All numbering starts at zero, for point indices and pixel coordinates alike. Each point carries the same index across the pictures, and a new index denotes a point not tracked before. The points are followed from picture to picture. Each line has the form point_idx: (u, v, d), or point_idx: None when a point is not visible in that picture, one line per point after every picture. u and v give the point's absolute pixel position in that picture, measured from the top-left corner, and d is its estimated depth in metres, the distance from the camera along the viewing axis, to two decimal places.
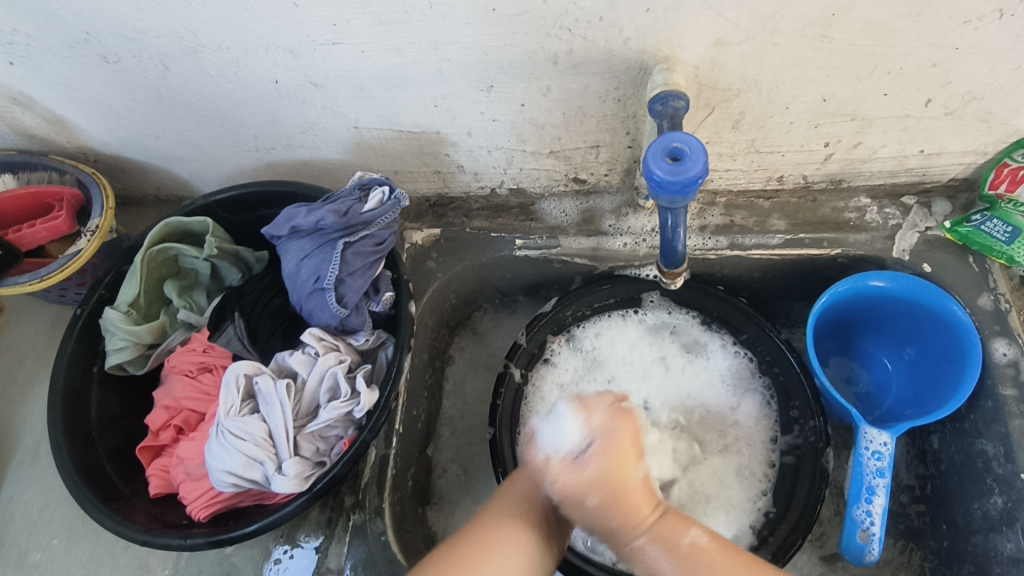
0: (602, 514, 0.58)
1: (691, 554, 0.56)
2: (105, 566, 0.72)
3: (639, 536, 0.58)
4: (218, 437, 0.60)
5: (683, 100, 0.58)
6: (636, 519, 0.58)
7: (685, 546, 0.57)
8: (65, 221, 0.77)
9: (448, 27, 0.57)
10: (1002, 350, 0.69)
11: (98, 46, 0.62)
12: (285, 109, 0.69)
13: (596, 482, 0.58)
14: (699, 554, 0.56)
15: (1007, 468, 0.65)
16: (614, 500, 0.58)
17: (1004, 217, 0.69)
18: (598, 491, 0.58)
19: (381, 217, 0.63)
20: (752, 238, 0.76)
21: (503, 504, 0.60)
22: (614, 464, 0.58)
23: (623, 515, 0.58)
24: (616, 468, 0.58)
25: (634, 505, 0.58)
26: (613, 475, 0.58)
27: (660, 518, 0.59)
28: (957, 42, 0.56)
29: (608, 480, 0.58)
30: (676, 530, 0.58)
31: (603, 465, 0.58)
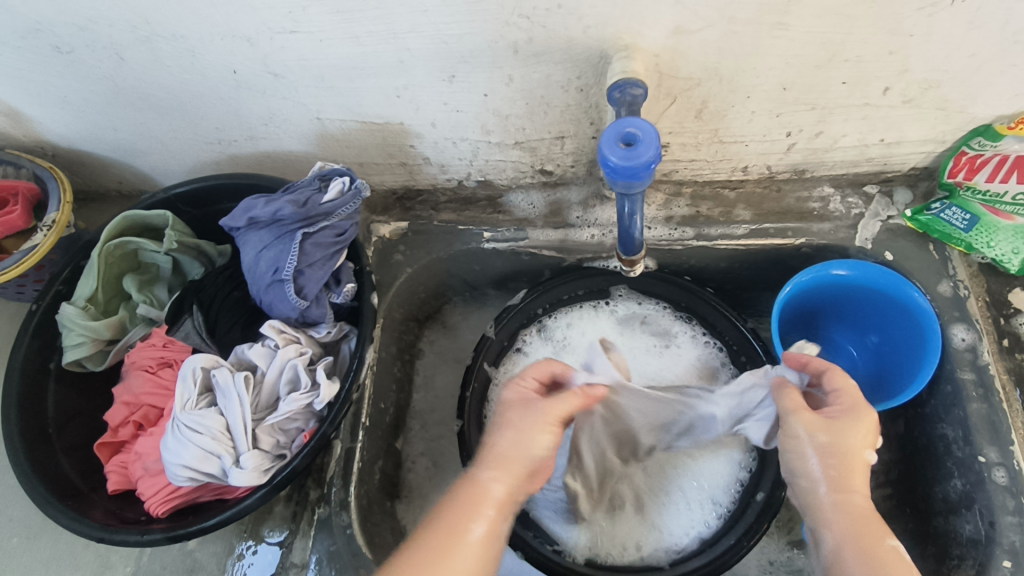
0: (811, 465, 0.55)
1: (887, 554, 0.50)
2: (65, 566, 0.71)
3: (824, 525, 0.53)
4: (174, 431, 0.59)
5: (642, 88, 0.58)
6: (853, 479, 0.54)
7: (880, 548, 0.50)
8: (19, 216, 0.75)
9: (406, 16, 0.56)
10: (961, 335, 0.70)
11: (49, 36, 0.61)
12: (245, 100, 0.68)
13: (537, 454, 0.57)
14: (882, 550, 0.50)
15: (966, 451, 0.66)
16: (842, 467, 0.54)
17: (963, 205, 0.70)
18: (832, 470, 0.54)
19: (342, 208, 0.62)
20: (718, 228, 0.77)
21: (454, 508, 0.53)
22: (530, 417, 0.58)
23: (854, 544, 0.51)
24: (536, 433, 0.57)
25: (856, 486, 0.53)
26: (846, 443, 0.54)
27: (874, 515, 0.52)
28: (912, 30, 0.56)
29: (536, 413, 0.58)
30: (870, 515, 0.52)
31: (835, 432, 0.55)
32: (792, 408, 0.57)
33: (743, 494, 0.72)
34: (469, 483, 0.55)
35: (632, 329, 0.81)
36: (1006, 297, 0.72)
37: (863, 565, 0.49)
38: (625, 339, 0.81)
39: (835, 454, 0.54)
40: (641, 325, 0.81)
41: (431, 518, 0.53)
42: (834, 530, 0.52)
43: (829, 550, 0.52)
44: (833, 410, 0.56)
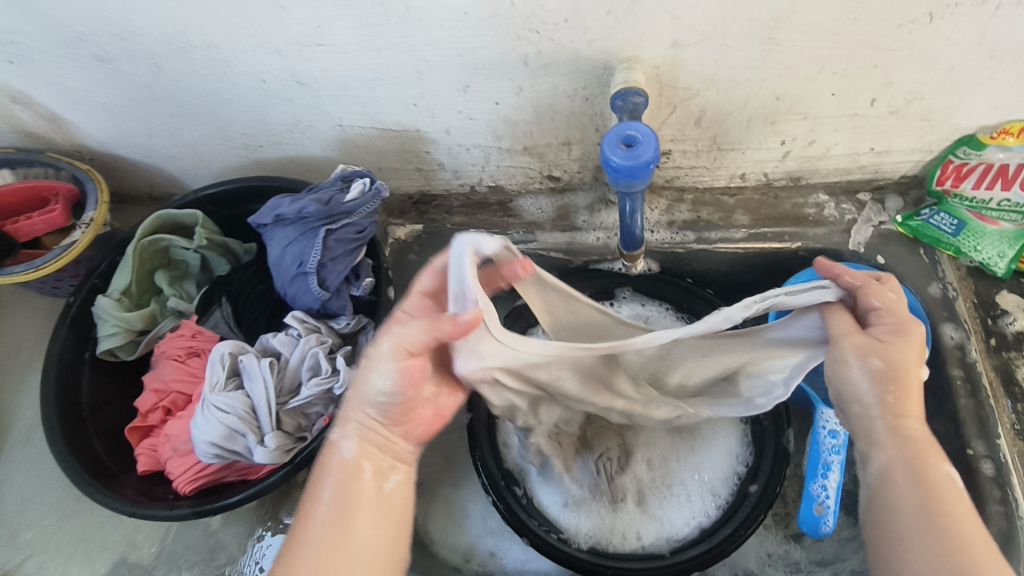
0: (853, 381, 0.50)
1: (938, 486, 0.46)
2: (95, 545, 0.75)
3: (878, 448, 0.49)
4: (203, 412, 0.63)
5: (642, 96, 0.62)
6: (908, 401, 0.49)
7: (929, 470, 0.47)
8: (60, 214, 0.81)
9: (424, 30, 0.61)
10: (950, 334, 0.73)
11: (94, 46, 0.66)
12: (272, 107, 0.73)
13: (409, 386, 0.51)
14: (933, 479, 0.47)
15: (954, 444, 0.69)
16: (895, 388, 0.49)
17: (950, 211, 0.75)
18: (882, 396, 0.49)
19: (362, 207, 0.66)
20: (717, 232, 0.81)
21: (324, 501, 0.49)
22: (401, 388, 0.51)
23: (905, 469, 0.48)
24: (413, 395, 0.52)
25: (909, 412, 0.49)
26: (899, 365, 0.48)
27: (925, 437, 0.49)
28: (894, 44, 0.60)
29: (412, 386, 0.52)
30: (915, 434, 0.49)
31: (887, 355, 0.48)
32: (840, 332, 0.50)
33: (739, 485, 0.75)
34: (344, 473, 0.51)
35: None
36: (994, 299, 0.75)
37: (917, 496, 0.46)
38: None
39: (880, 371, 0.49)
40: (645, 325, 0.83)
41: (306, 520, 0.49)
42: (885, 452, 0.49)
43: (880, 475, 0.49)
44: (881, 331, 0.49)
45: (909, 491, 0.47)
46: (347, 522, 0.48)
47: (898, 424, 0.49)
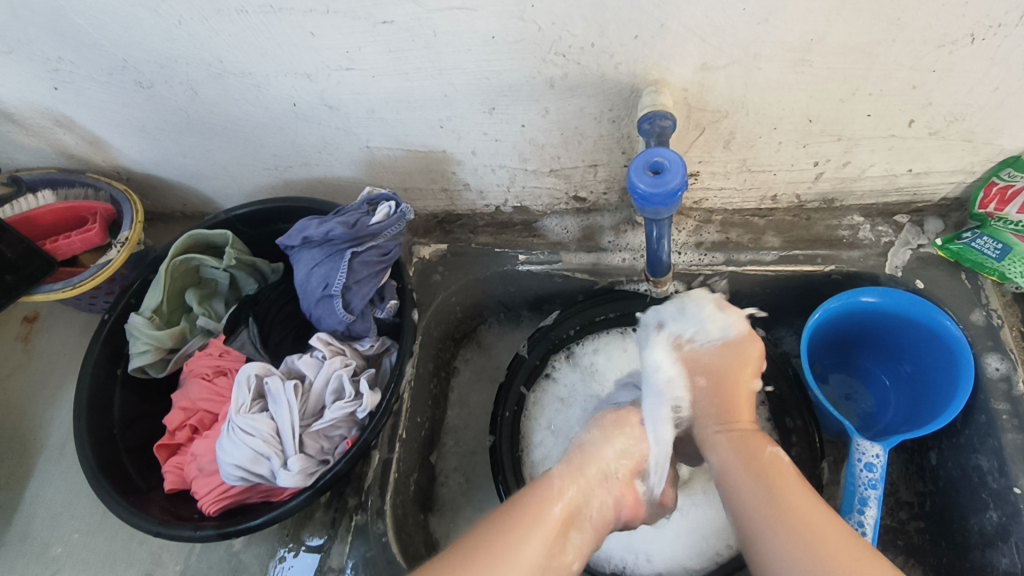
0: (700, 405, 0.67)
1: (787, 508, 0.55)
2: (121, 562, 0.76)
3: (724, 430, 0.65)
4: (229, 433, 0.64)
5: (670, 119, 0.61)
6: (733, 420, 0.65)
7: (766, 453, 0.60)
8: (97, 233, 0.83)
9: (452, 53, 0.61)
10: (995, 364, 0.70)
11: (134, 73, 0.68)
12: (302, 130, 0.74)
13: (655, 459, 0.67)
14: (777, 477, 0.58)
15: (1001, 482, 0.67)
16: (721, 391, 0.67)
17: (994, 235, 0.71)
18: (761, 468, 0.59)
19: (388, 229, 0.67)
20: (747, 254, 0.79)
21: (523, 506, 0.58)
22: (733, 364, 0.68)
23: (723, 410, 0.66)
24: (739, 366, 0.68)
25: (734, 415, 0.65)
26: (725, 372, 0.68)
27: (753, 431, 0.64)
28: (933, 65, 0.58)
29: (723, 376, 0.68)
30: (761, 442, 0.62)
31: (716, 373, 0.68)
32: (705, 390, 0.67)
33: None
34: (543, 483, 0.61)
35: None
36: None
37: (765, 516, 0.55)
38: None
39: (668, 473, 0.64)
40: None
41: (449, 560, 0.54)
42: (772, 495, 0.56)
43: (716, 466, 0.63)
44: (707, 356, 0.69)
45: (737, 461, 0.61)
46: (499, 538, 0.55)
47: (711, 434, 0.65)
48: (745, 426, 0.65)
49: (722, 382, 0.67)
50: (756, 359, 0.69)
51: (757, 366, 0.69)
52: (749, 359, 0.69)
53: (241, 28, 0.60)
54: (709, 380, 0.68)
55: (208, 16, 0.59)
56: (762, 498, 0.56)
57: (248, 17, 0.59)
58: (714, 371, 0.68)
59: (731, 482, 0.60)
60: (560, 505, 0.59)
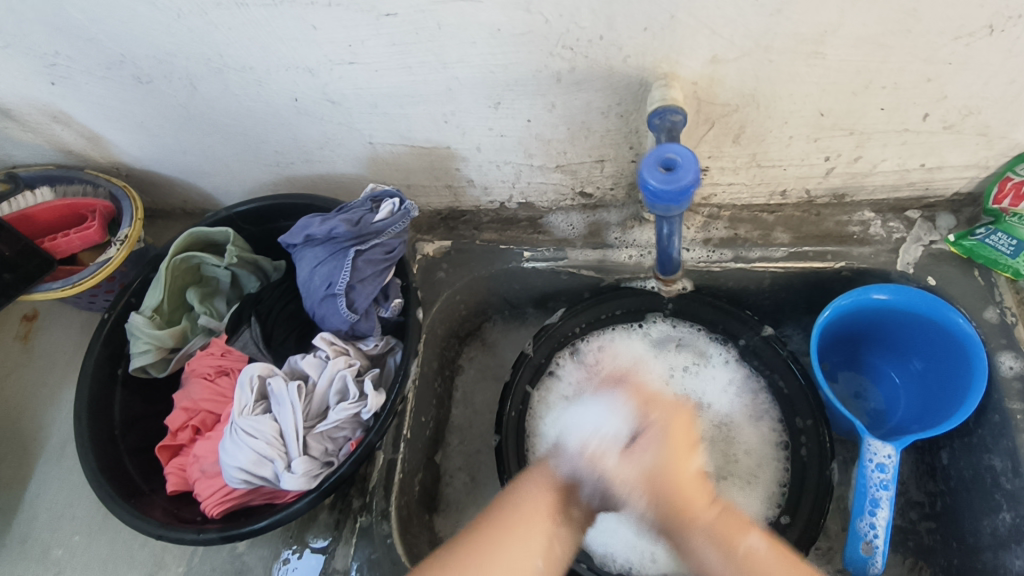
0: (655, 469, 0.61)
1: (745, 557, 0.56)
2: (123, 563, 0.75)
3: (692, 530, 0.58)
4: (231, 435, 0.63)
5: (681, 114, 0.60)
6: (690, 516, 0.59)
7: (736, 550, 0.56)
8: (96, 231, 0.82)
9: (456, 47, 0.60)
10: (1008, 363, 0.69)
11: (132, 68, 0.67)
12: (303, 125, 0.73)
13: (644, 479, 0.60)
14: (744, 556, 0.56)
15: (1015, 483, 0.66)
16: (668, 498, 0.59)
17: (1008, 230, 0.70)
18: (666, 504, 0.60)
19: (391, 227, 0.67)
20: (757, 251, 0.77)
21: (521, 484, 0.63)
22: (675, 455, 0.61)
23: (681, 505, 0.59)
24: (676, 464, 0.60)
25: (693, 506, 0.59)
26: (672, 471, 0.60)
27: (718, 515, 0.59)
28: (949, 58, 0.57)
29: (657, 473, 0.60)
30: (733, 533, 0.58)
31: (663, 463, 0.60)
32: (675, 449, 0.61)
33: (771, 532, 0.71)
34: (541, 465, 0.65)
35: (667, 351, 0.82)
36: None
37: (735, 571, 0.56)
38: (660, 361, 0.82)
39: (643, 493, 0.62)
40: (676, 348, 0.82)
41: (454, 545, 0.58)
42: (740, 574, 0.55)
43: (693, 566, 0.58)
44: (641, 442, 0.61)
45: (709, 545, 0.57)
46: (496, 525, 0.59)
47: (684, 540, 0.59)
48: (706, 513, 0.59)
49: (679, 455, 0.61)
50: (684, 434, 0.62)
51: (693, 445, 0.62)
52: (689, 432, 0.63)
53: (241, 21, 0.59)
54: (669, 474, 0.60)
55: (207, 9, 0.58)
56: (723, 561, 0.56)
57: (249, 10, 0.58)
58: (663, 463, 0.60)
59: (695, 557, 0.58)
60: (559, 479, 0.63)
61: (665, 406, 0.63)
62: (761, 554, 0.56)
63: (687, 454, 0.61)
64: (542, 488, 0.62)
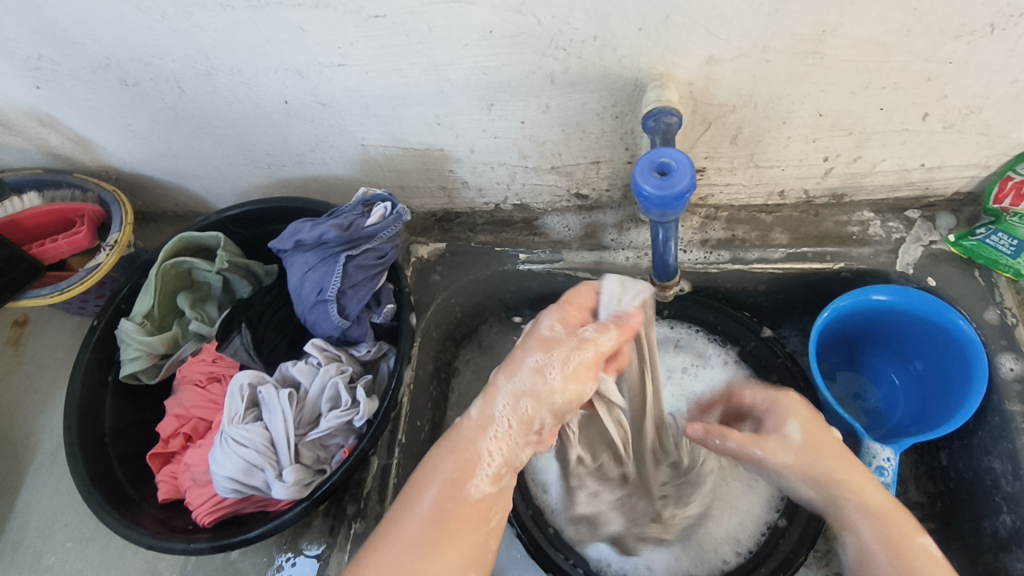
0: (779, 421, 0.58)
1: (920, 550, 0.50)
2: (116, 571, 0.75)
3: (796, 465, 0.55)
4: (222, 444, 0.63)
5: (676, 116, 0.59)
6: (846, 480, 0.54)
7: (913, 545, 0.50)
8: (85, 236, 0.81)
9: (448, 48, 0.59)
10: (1008, 365, 0.68)
11: (118, 71, 0.66)
12: (294, 128, 0.72)
13: (800, 450, 0.56)
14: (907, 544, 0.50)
15: (1015, 485, 0.65)
16: (820, 457, 0.55)
17: (1009, 230, 0.69)
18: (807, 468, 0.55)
19: (384, 231, 0.65)
20: (754, 252, 0.76)
21: (446, 456, 0.53)
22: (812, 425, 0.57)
23: (825, 472, 0.54)
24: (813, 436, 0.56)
25: (839, 480, 0.54)
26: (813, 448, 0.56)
27: (889, 503, 0.53)
28: (950, 57, 0.56)
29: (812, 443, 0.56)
30: (904, 526, 0.51)
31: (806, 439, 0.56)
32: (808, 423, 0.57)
33: (769, 537, 0.70)
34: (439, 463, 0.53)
35: (666, 352, 0.83)
36: None
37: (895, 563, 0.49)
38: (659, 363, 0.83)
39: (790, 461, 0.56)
40: (674, 349, 0.83)
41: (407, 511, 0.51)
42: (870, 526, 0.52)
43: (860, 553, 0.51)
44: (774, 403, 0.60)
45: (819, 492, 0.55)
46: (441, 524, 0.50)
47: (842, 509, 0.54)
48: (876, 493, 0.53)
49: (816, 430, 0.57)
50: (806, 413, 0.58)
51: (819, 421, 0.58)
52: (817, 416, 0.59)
53: (227, 23, 0.58)
54: (806, 439, 0.56)
55: (192, 11, 0.57)
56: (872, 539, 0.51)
57: (235, 11, 0.56)
58: (810, 431, 0.57)
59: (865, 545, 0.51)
60: (487, 472, 0.52)
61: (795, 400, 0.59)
62: (918, 549, 0.50)
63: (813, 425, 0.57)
64: (468, 486, 0.52)
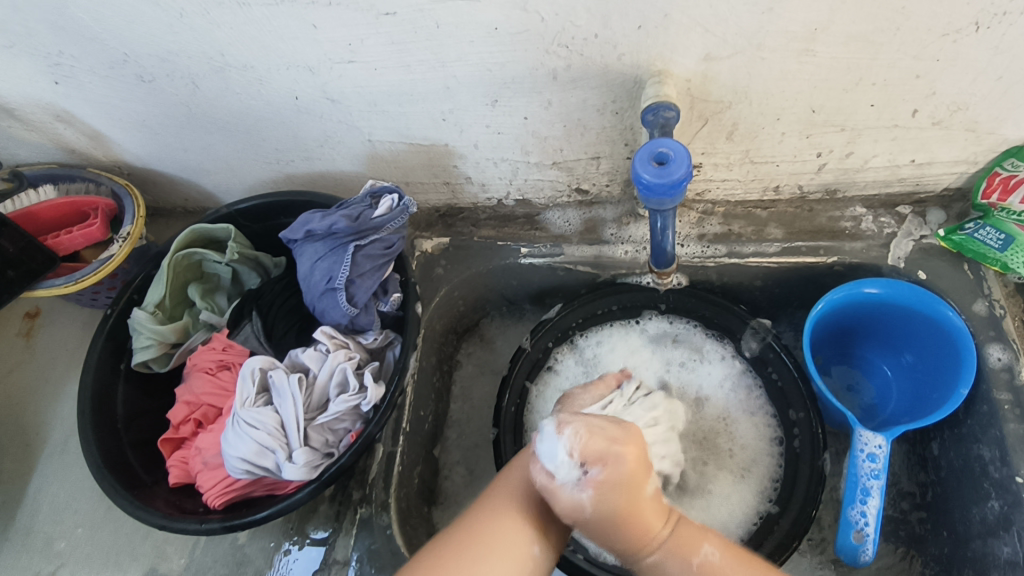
0: (609, 535, 0.55)
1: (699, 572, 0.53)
2: (125, 556, 0.76)
3: (647, 553, 0.55)
4: (234, 427, 0.65)
5: (674, 111, 0.61)
6: (647, 539, 0.55)
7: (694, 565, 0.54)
8: (99, 228, 0.83)
9: (455, 45, 0.61)
10: (997, 354, 0.71)
11: (135, 66, 0.68)
12: (303, 124, 0.74)
13: (598, 507, 0.53)
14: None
15: (1003, 471, 0.67)
16: (615, 511, 0.53)
17: (997, 225, 0.71)
18: (623, 536, 0.54)
19: (390, 223, 0.68)
20: (750, 246, 0.79)
21: (496, 493, 0.58)
22: (632, 480, 0.53)
23: (630, 530, 0.54)
24: (627, 495, 0.53)
25: (651, 533, 0.55)
26: (625, 500, 0.53)
27: (670, 537, 0.56)
28: (937, 55, 0.58)
29: (621, 480, 0.53)
30: (688, 547, 0.55)
31: (609, 487, 0.53)
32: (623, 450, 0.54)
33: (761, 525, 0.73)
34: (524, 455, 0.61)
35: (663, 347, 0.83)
36: None
37: None
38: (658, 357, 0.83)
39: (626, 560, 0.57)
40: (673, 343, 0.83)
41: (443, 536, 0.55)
42: None
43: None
44: (610, 459, 0.53)
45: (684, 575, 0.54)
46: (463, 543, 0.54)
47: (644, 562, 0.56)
48: (660, 535, 0.55)
49: (636, 486, 0.53)
50: (641, 463, 0.54)
51: (633, 444, 0.55)
52: (645, 456, 0.55)
53: (243, 20, 0.60)
54: (602, 505, 0.53)
55: (209, 8, 0.59)
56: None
57: (250, 9, 0.59)
58: (618, 478, 0.53)
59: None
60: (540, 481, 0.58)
61: (606, 450, 0.54)
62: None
63: (643, 463, 0.55)
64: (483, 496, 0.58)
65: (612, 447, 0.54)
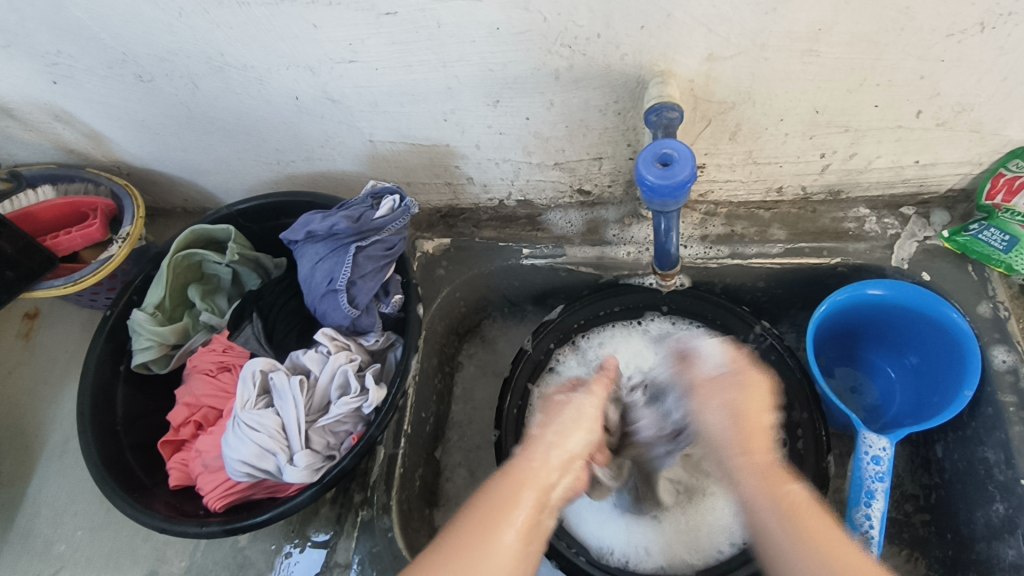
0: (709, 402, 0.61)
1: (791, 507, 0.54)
2: (125, 559, 0.76)
3: (744, 457, 0.58)
4: (235, 429, 0.64)
5: (677, 111, 0.60)
6: (748, 448, 0.58)
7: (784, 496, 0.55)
8: (98, 229, 0.82)
9: (456, 46, 0.61)
10: (1001, 356, 0.70)
11: (134, 66, 0.67)
12: (304, 124, 0.74)
13: (732, 415, 0.59)
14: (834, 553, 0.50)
15: (1008, 474, 0.67)
16: (746, 434, 0.58)
17: (1002, 226, 0.71)
18: (750, 448, 0.58)
19: (392, 224, 0.68)
20: (753, 247, 0.78)
21: (498, 487, 0.54)
22: (751, 413, 0.59)
23: (744, 436, 0.58)
24: (749, 403, 0.60)
25: (750, 449, 0.58)
26: (748, 410, 0.59)
27: (769, 465, 0.58)
28: (942, 55, 0.57)
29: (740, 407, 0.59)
30: (777, 481, 0.56)
31: (736, 402, 0.60)
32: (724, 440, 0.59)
33: None
34: (520, 463, 0.56)
35: None
36: None
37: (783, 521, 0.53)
38: None
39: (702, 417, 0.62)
40: None
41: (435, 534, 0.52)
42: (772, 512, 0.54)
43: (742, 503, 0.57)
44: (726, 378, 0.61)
45: (756, 480, 0.56)
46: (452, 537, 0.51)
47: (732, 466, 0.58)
48: (758, 457, 0.58)
49: (728, 393, 0.60)
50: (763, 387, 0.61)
51: (765, 401, 0.61)
52: (764, 398, 0.61)
53: (243, 20, 0.60)
54: (729, 413, 0.60)
55: (209, 8, 0.59)
56: (761, 492, 0.56)
57: (250, 8, 0.58)
58: (727, 401, 0.60)
59: (754, 501, 0.56)
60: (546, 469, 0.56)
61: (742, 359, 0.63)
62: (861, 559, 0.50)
63: (760, 391, 0.61)
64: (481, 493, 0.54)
65: (738, 376, 0.61)
